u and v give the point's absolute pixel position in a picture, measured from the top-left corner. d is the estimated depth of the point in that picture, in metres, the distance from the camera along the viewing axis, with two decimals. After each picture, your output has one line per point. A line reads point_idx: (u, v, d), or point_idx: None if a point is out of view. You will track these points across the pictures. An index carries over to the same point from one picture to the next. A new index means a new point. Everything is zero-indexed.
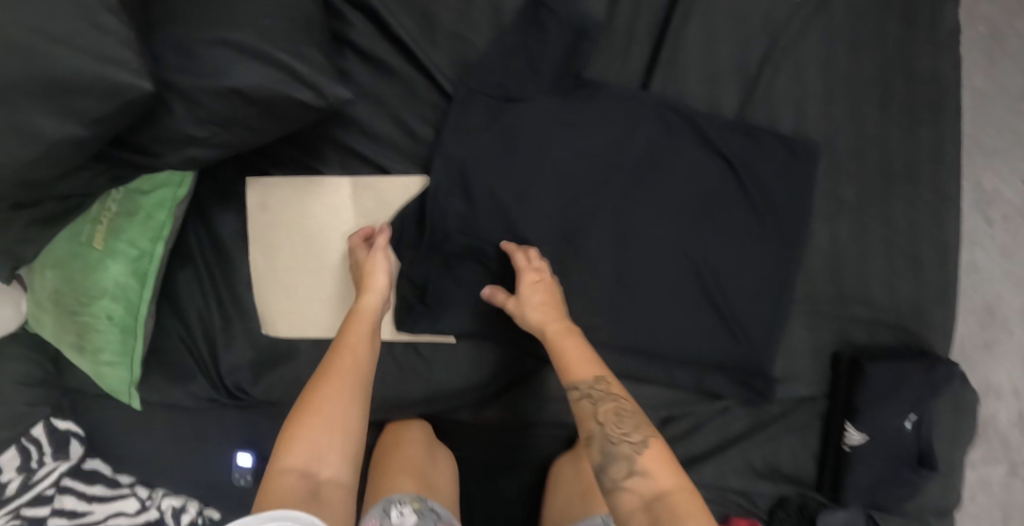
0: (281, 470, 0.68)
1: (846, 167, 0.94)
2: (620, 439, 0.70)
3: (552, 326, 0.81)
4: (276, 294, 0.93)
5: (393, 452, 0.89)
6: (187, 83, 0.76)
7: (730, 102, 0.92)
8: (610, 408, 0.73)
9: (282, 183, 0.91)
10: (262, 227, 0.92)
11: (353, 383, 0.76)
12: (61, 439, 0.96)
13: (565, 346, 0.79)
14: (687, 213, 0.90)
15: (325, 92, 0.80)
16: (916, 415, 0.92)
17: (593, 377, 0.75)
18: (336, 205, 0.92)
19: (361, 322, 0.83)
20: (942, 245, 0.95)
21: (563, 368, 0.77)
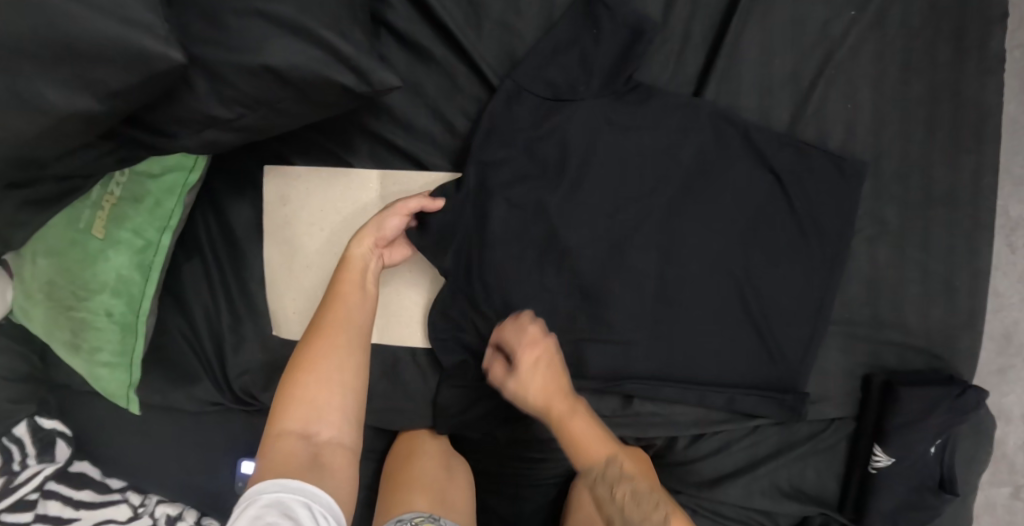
0: (280, 434, 0.65)
1: (889, 189, 0.92)
2: (638, 516, 0.67)
3: (555, 405, 0.73)
4: (294, 293, 0.86)
5: (406, 466, 0.84)
6: (217, 58, 0.66)
7: (780, 117, 0.90)
8: (626, 491, 0.70)
9: (306, 174, 0.84)
10: (284, 220, 0.85)
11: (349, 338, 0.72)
12: (46, 439, 0.90)
13: (573, 424, 0.72)
14: (734, 228, 0.87)
15: (370, 78, 0.70)
16: (941, 440, 0.91)
17: (605, 458, 0.71)
18: (362, 198, 0.84)
19: (355, 273, 0.77)
20: (978, 272, 0.92)
21: (570, 446, 0.72)
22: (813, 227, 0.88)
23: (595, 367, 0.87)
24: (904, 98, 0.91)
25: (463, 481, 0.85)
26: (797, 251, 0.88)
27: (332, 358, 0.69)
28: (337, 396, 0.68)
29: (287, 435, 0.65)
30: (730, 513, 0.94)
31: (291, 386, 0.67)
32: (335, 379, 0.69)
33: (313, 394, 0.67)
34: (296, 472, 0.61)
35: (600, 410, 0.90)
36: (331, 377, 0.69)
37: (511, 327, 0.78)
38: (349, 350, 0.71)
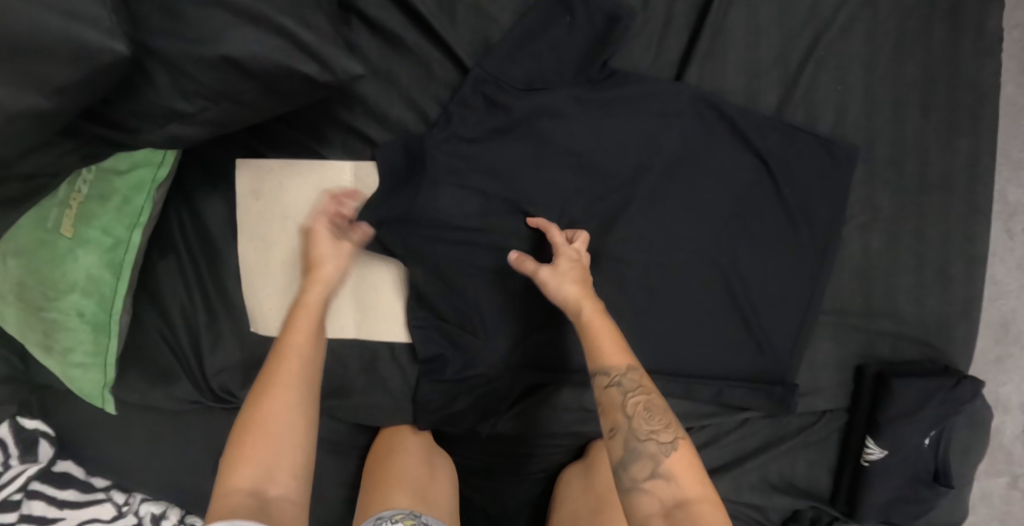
0: (228, 491, 0.58)
1: (882, 173, 0.90)
2: (648, 435, 0.62)
3: (590, 307, 0.70)
4: (268, 290, 0.84)
5: (387, 462, 0.82)
6: (171, 49, 0.64)
7: (767, 101, 0.87)
8: (641, 400, 0.64)
9: (279, 165, 0.82)
10: (256, 214, 0.83)
11: (300, 388, 0.64)
12: (29, 440, 0.88)
13: (604, 327, 0.68)
14: (719, 217, 0.84)
15: (335, 68, 0.69)
16: (935, 432, 0.89)
17: (627, 365, 0.66)
18: (335, 191, 0.82)
19: (305, 315, 0.69)
20: (973, 259, 0.90)
21: (590, 348, 0.67)
22: (802, 214, 0.86)
23: (577, 359, 0.86)
24: (896, 80, 0.88)
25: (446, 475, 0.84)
26: (786, 241, 0.86)
27: (288, 408, 0.62)
28: (290, 452, 0.61)
29: (236, 489, 0.58)
30: None
31: (240, 446, 0.60)
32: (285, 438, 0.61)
33: (266, 451, 0.60)
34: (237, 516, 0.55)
35: (585, 404, 0.88)
36: (281, 435, 0.61)
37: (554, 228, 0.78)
38: (302, 402, 0.64)
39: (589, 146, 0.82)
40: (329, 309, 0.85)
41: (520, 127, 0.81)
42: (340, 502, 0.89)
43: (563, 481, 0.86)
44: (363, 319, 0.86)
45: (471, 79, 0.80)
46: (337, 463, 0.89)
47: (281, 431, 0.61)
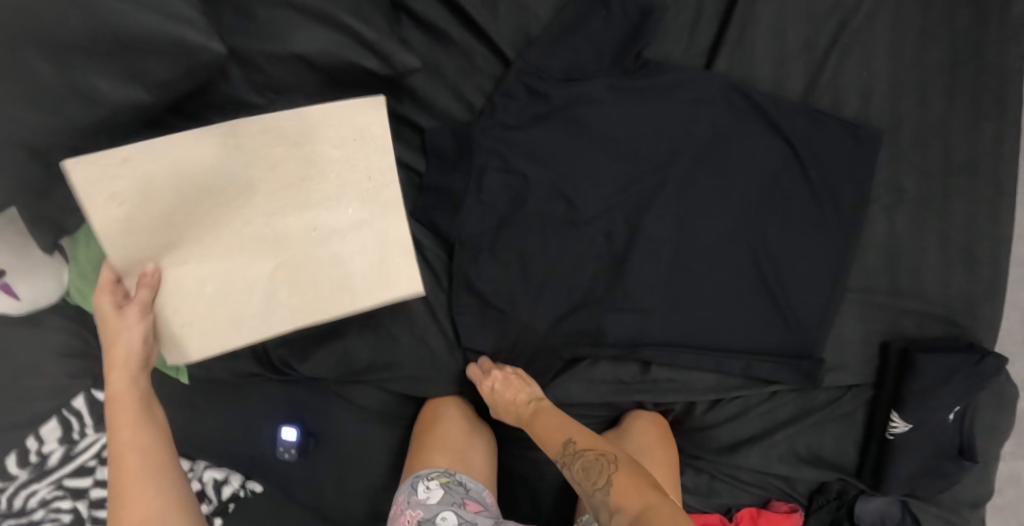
0: None
1: (907, 157, 0.93)
2: (593, 490, 0.67)
3: (534, 405, 0.81)
4: (195, 303, 0.71)
5: (431, 431, 0.90)
6: (246, 47, 0.71)
7: (795, 89, 0.91)
8: (581, 463, 0.70)
9: (186, 139, 0.66)
10: (132, 218, 0.66)
11: (158, 483, 0.65)
12: (102, 411, 0.95)
13: (543, 420, 0.78)
14: (750, 199, 0.88)
15: (393, 61, 0.76)
16: (960, 407, 0.93)
17: (561, 445, 0.74)
18: (303, 139, 0.71)
19: (119, 408, 0.66)
20: (998, 240, 0.94)
21: (546, 453, 0.76)
22: (828, 196, 0.90)
23: (613, 334, 0.88)
24: (921, 67, 0.91)
25: (483, 445, 0.92)
26: (813, 222, 0.90)
27: (155, 505, 0.64)
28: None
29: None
30: (745, 476, 0.97)
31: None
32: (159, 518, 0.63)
33: None
34: None
35: (620, 376, 0.91)
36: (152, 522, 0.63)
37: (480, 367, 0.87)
38: (170, 494, 0.65)
39: (625, 133, 0.87)
40: (298, 298, 0.74)
41: (560, 115, 0.86)
42: (387, 464, 0.97)
43: None
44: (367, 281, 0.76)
45: (515, 71, 0.85)
46: (384, 431, 0.96)
47: (149, 520, 0.63)
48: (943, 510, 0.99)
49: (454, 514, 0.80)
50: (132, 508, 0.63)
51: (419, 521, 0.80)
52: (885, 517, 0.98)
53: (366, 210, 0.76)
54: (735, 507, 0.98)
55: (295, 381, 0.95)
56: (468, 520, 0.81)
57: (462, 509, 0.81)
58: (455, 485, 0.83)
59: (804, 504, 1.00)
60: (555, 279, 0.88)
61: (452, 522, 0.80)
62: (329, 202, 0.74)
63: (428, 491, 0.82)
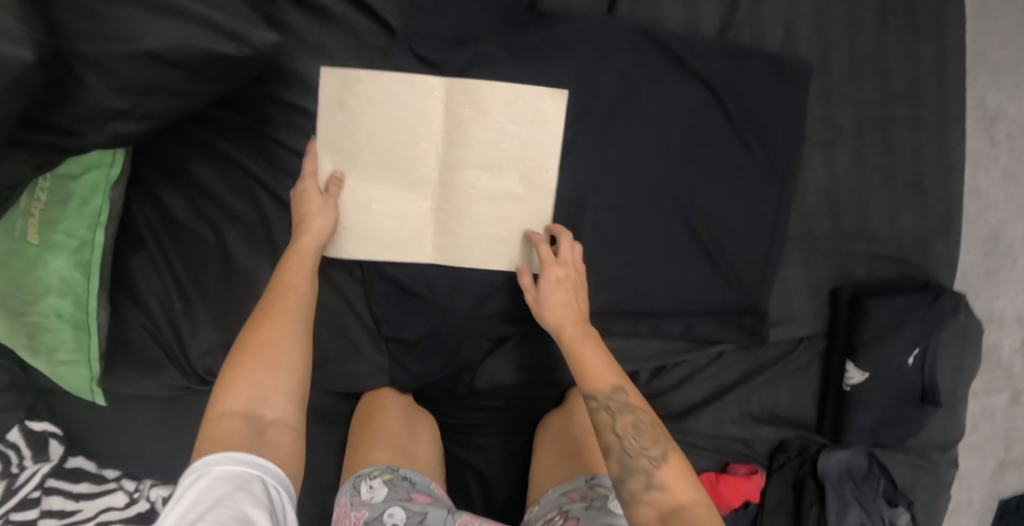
0: (220, 414, 0.61)
1: (841, 88, 0.87)
2: (639, 452, 0.64)
3: (569, 328, 0.71)
4: (364, 216, 0.80)
5: (368, 424, 0.85)
6: (94, 51, 0.67)
7: (711, 27, 0.84)
8: (629, 420, 0.66)
9: (399, 80, 0.77)
10: (349, 123, 0.78)
11: (294, 327, 0.68)
12: (40, 440, 0.92)
13: (586, 350, 0.69)
14: (671, 151, 0.83)
15: (252, 41, 0.73)
16: (920, 350, 0.88)
17: (611, 387, 0.67)
18: (499, 110, 0.78)
19: (301, 262, 0.72)
20: (947, 169, 0.89)
21: (577, 371, 0.69)
22: (757, 139, 0.85)
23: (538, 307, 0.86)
24: None
25: (426, 435, 0.88)
26: (744, 169, 0.85)
27: (282, 345, 0.66)
28: (284, 373, 0.65)
29: (229, 414, 0.62)
30: (702, 442, 0.93)
31: (234, 367, 0.63)
32: (281, 357, 0.66)
33: (261, 379, 0.64)
34: (238, 445, 0.59)
35: (552, 352, 0.90)
36: (281, 356, 0.66)
37: (556, 237, 0.76)
38: (298, 346, 0.67)
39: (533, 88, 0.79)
40: (455, 230, 0.81)
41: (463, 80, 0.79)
42: (333, 466, 0.93)
43: (541, 429, 0.91)
44: (518, 247, 0.82)
45: (400, 38, 0.78)
46: (326, 433, 0.92)
47: (274, 352, 0.65)
48: (910, 456, 0.95)
49: (401, 508, 0.75)
50: (265, 333, 0.66)
51: (366, 521, 0.74)
52: (852, 470, 0.94)
53: (518, 185, 0.80)
54: None
55: None
56: (417, 512, 0.75)
57: (409, 502, 0.76)
58: (401, 481, 0.78)
59: (766, 465, 0.95)
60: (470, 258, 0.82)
61: (400, 518, 0.74)
62: (536, 180, 0.80)
63: (372, 491, 0.76)
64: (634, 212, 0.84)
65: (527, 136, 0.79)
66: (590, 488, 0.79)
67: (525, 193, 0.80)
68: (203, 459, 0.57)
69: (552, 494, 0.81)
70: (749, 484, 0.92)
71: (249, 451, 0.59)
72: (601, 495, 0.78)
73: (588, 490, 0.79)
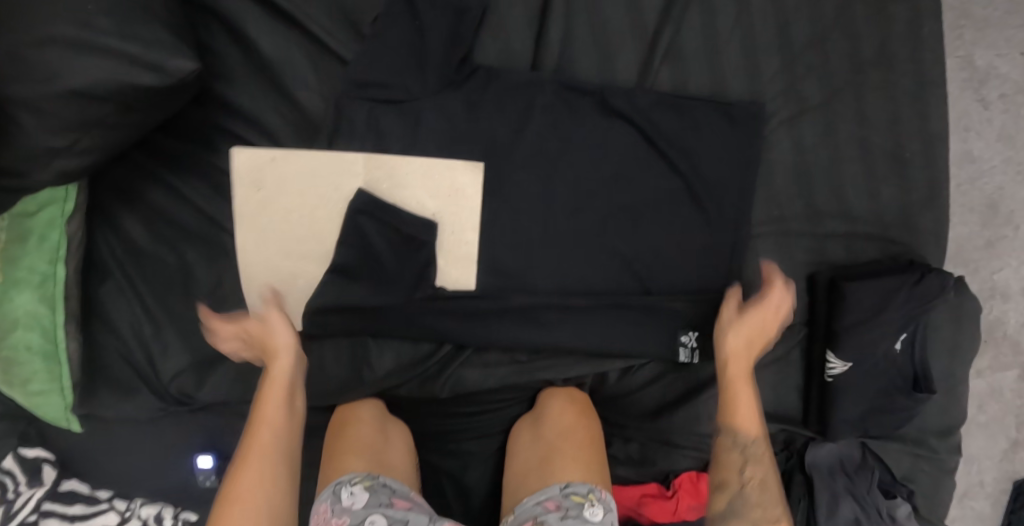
0: None
1: (802, 59, 0.83)
2: (757, 504, 0.67)
3: (739, 367, 0.74)
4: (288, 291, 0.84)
5: (341, 433, 0.81)
6: (24, 92, 0.68)
7: (654, 10, 0.83)
8: (758, 475, 0.69)
9: (325, 156, 0.82)
10: (271, 200, 0.82)
11: (272, 473, 0.66)
12: (33, 466, 0.94)
13: (744, 395, 0.73)
14: (616, 142, 0.83)
15: (169, 69, 0.72)
16: (907, 333, 0.83)
17: (756, 435, 0.71)
18: (416, 185, 0.82)
19: (275, 391, 0.72)
20: (931, 137, 0.83)
21: (729, 409, 0.72)
22: (711, 120, 0.83)
23: (502, 336, 0.85)
24: None
25: (399, 448, 0.83)
26: (699, 153, 0.83)
27: (258, 480, 0.65)
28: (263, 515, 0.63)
29: None
30: (682, 441, 0.90)
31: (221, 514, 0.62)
32: (257, 497, 0.64)
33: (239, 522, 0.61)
34: None
35: (516, 357, 0.88)
36: (255, 499, 0.63)
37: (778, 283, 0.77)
38: (270, 487, 0.65)
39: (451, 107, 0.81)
40: (394, 249, 0.82)
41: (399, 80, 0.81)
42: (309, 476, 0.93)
43: (513, 436, 0.87)
44: (457, 306, 0.85)
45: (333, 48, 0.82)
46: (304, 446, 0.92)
47: (252, 493, 0.64)
48: (908, 445, 0.89)
49: (382, 515, 0.68)
50: (245, 478, 0.65)
51: None
52: (843, 460, 0.89)
53: (444, 254, 0.84)
54: (673, 475, 0.92)
55: (204, 409, 0.93)
56: (399, 518, 0.69)
57: (390, 508, 0.70)
58: (380, 487, 0.72)
59: None
60: (417, 327, 0.85)
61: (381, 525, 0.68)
62: (459, 256, 0.84)
63: (352, 497, 0.70)
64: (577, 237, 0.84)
65: (444, 201, 0.83)
66: (566, 496, 0.71)
67: (446, 265, 0.84)
68: None
69: (527, 502, 0.73)
70: None
71: None
72: (578, 503, 0.70)
73: (564, 498, 0.71)
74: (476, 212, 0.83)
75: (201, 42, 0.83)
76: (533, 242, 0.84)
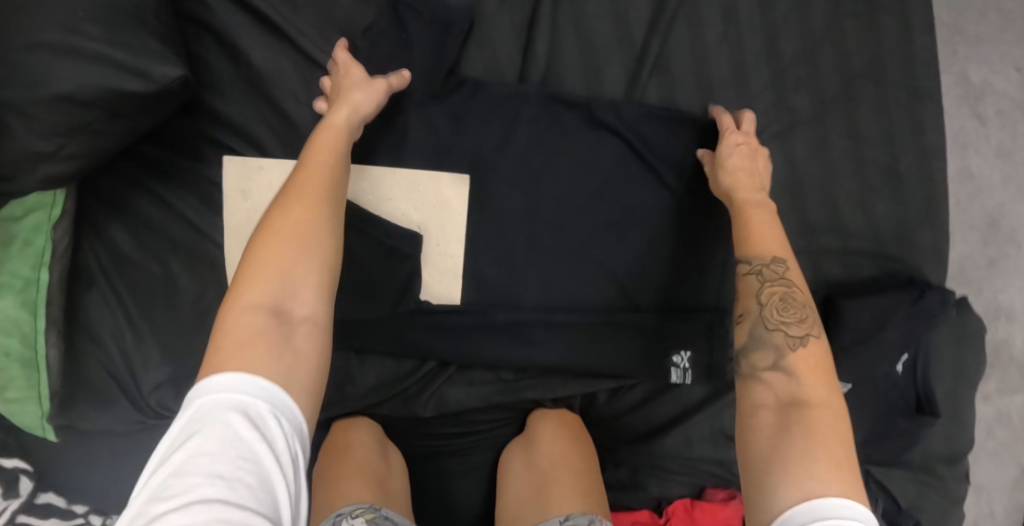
0: (240, 306, 0.52)
1: (793, 73, 0.82)
2: (775, 326, 0.61)
3: (754, 193, 0.71)
4: None
5: (339, 459, 0.74)
6: (12, 95, 0.69)
7: (642, 25, 0.84)
8: (779, 290, 0.64)
9: None
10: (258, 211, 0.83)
11: (316, 208, 0.58)
12: (10, 477, 0.92)
13: (756, 217, 0.68)
14: (604, 155, 0.83)
15: (155, 77, 0.73)
16: (909, 355, 0.80)
17: (772, 257, 0.65)
18: (400, 195, 0.82)
19: (322, 154, 0.64)
20: (924, 152, 0.82)
21: (741, 235, 0.67)
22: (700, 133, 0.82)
23: (484, 351, 0.83)
24: None
25: (397, 476, 0.77)
26: (687, 166, 0.82)
27: (304, 227, 0.57)
28: (310, 259, 0.56)
29: (250, 306, 0.52)
30: (672, 465, 0.87)
31: (251, 255, 0.54)
32: (304, 241, 0.56)
33: (267, 282, 0.53)
34: (260, 348, 0.50)
35: (501, 375, 0.85)
36: (304, 245, 0.56)
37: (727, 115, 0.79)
38: (321, 243, 0.57)
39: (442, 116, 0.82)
40: (378, 261, 0.81)
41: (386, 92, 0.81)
42: None
43: (506, 462, 0.81)
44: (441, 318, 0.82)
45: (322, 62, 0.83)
46: None
47: (292, 237, 0.56)
48: (914, 473, 0.84)
49: None
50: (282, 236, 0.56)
51: None
52: None
53: (429, 267, 0.83)
54: (664, 502, 0.87)
55: None
56: None
57: None
58: (383, 521, 0.65)
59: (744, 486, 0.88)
60: (400, 339, 0.82)
61: None
62: (444, 268, 0.83)
63: None
64: (563, 252, 0.83)
65: (428, 212, 0.82)
66: None
67: (430, 277, 0.83)
68: (210, 374, 0.48)
69: None
70: (727, 510, 0.84)
71: (268, 368, 0.49)
72: None
73: None
74: (461, 224, 0.82)
75: (193, 54, 0.84)
76: (518, 255, 0.83)
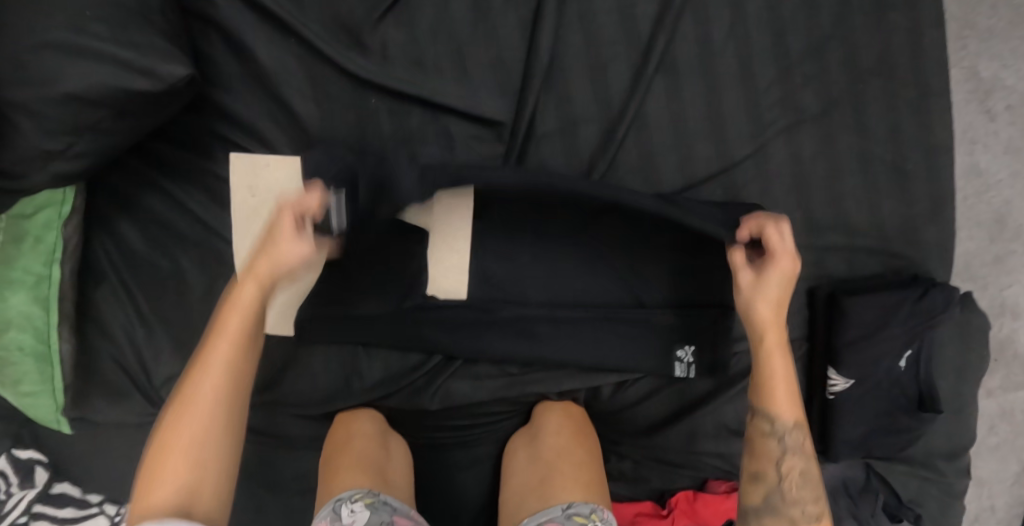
0: (153, 485, 0.58)
1: (799, 70, 0.82)
2: (796, 500, 0.66)
3: (770, 337, 0.67)
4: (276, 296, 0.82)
5: (341, 450, 0.77)
6: (21, 95, 0.69)
7: (649, 19, 0.82)
8: (796, 466, 0.67)
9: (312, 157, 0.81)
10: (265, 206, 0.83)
11: (224, 393, 0.62)
12: (26, 467, 0.94)
13: (776, 367, 0.67)
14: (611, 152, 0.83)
15: (160, 74, 0.73)
16: (912, 351, 0.80)
17: (795, 423, 0.67)
18: None
19: (234, 323, 0.64)
20: (932, 149, 0.81)
21: (766, 400, 0.68)
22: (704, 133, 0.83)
23: (490, 346, 0.84)
24: None
25: (398, 467, 0.79)
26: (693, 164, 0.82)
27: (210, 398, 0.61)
28: (211, 447, 0.61)
29: (163, 504, 0.57)
30: (674, 458, 0.88)
31: (165, 437, 0.60)
32: (201, 433, 0.61)
33: (172, 469, 0.59)
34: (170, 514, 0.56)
35: (506, 369, 0.86)
36: (199, 437, 0.60)
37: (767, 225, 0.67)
38: (223, 427, 0.62)
39: None
40: (384, 256, 0.81)
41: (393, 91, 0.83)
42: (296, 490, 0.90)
43: (512, 456, 0.82)
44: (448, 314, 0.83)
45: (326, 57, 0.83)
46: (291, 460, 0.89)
47: (196, 430, 0.60)
48: (914, 467, 0.85)
49: None
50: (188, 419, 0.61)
51: None
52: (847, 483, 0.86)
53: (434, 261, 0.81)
54: (667, 493, 0.89)
55: None
56: None
57: None
58: (383, 505, 0.69)
59: None
60: (405, 334, 0.84)
61: None
62: (450, 262, 0.81)
63: (354, 515, 0.67)
64: (569, 248, 0.83)
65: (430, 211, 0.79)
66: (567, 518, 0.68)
67: (436, 272, 0.82)
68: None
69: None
70: (729, 502, 0.86)
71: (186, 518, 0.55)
72: None
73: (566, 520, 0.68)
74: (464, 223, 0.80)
75: (197, 50, 0.83)
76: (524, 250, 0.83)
